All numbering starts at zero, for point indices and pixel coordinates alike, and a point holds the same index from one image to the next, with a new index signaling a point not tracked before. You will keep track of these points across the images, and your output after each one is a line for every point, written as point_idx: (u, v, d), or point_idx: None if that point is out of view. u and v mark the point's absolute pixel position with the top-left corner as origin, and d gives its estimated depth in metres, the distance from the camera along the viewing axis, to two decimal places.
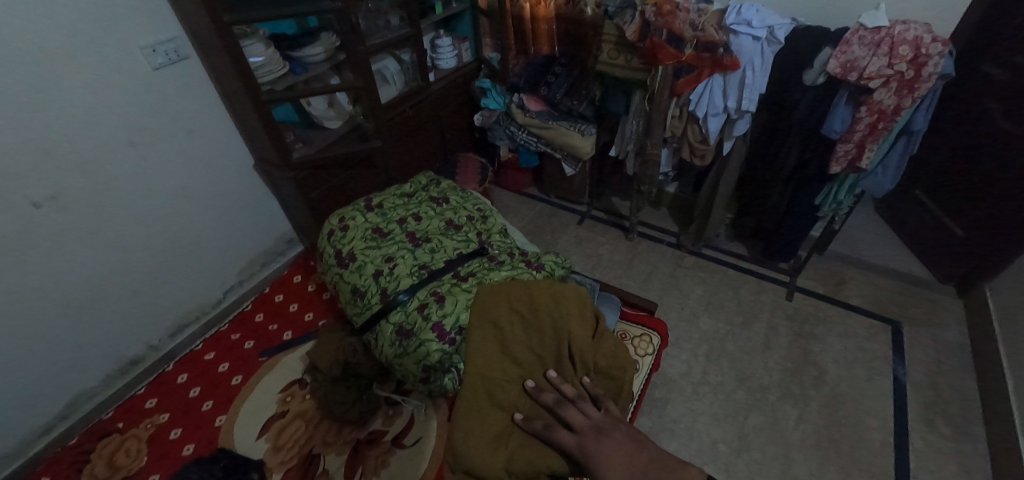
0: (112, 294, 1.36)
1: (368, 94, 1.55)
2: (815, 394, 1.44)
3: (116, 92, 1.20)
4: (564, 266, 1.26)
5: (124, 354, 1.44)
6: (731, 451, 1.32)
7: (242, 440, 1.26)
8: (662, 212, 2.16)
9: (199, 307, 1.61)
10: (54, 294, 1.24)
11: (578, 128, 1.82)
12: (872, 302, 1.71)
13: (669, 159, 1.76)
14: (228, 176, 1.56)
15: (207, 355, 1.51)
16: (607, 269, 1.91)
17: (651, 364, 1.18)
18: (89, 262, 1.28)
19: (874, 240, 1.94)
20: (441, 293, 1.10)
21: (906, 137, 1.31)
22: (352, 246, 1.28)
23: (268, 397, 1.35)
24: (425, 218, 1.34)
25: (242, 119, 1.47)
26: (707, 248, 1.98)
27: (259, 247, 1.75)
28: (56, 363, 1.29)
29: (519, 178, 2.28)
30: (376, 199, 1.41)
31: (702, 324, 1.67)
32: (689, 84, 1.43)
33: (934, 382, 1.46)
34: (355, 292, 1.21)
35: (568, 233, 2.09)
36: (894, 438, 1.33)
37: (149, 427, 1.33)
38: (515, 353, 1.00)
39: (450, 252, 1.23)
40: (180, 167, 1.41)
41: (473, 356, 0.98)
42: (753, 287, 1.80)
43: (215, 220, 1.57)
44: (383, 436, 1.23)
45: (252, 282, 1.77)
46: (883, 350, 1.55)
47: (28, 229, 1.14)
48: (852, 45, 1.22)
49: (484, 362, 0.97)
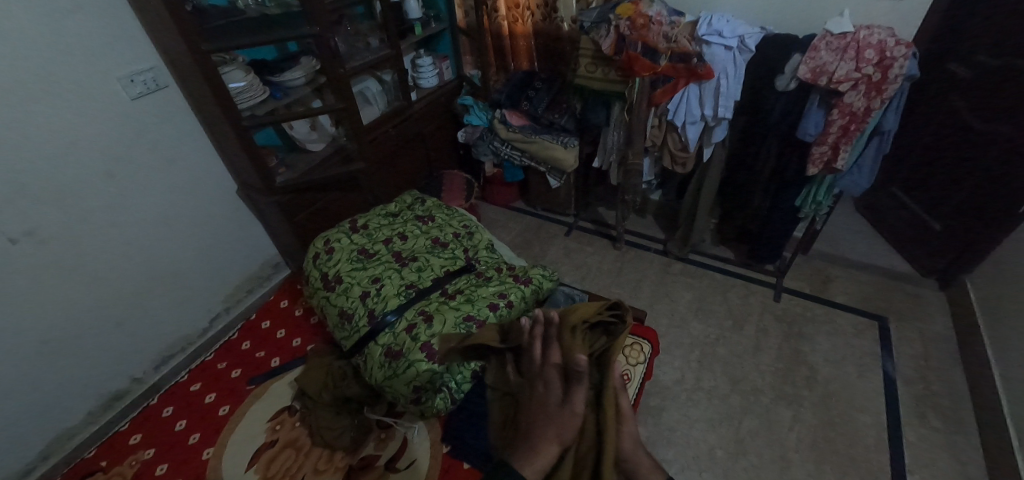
0: (93, 329, 1.33)
1: (350, 115, 1.56)
2: (808, 394, 1.45)
3: (93, 123, 1.20)
4: (552, 278, 1.26)
5: (107, 389, 1.40)
6: (729, 456, 1.32)
7: (231, 472, 1.22)
8: (648, 220, 2.18)
9: (184, 337, 1.58)
10: (33, 330, 1.21)
11: (561, 140, 1.84)
12: (859, 299, 1.73)
13: (651, 168, 1.79)
14: (210, 202, 1.55)
15: (193, 386, 1.48)
16: (597, 279, 1.91)
17: (644, 373, 1.17)
18: (68, 296, 1.26)
19: (856, 238, 1.98)
20: (429, 312, 1.10)
21: (878, 138, 1.35)
22: (338, 268, 1.27)
23: (257, 426, 1.32)
24: (410, 237, 1.34)
25: (224, 145, 1.46)
26: (694, 253, 2.00)
27: (244, 273, 1.73)
28: (36, 402, 1.25)
29: (506, 192, 2.29)
30: (361, 220, 1.41)
31: (693, 329, 1.68)
32: (666, 94, 1.48)
33: (923, 375, 1.48)
34: (342, 315, 1.20)
35: (556, 244, 2.10)
36: (888, 434, 1.34)
37: (134, 464, 1.29)
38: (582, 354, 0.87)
39: (437, 271, 1.23)
40: (161, 196, 1.40)
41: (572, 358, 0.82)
42: (741, 290, 1.82)
43: (198, 247, 1.55)
44: (376, 461, 1.20)
45: (238, 309, 1.74)
46: (872, 346, 1.57)
47: (4, 266, 1.11)
48: (820, 51, 1.26)
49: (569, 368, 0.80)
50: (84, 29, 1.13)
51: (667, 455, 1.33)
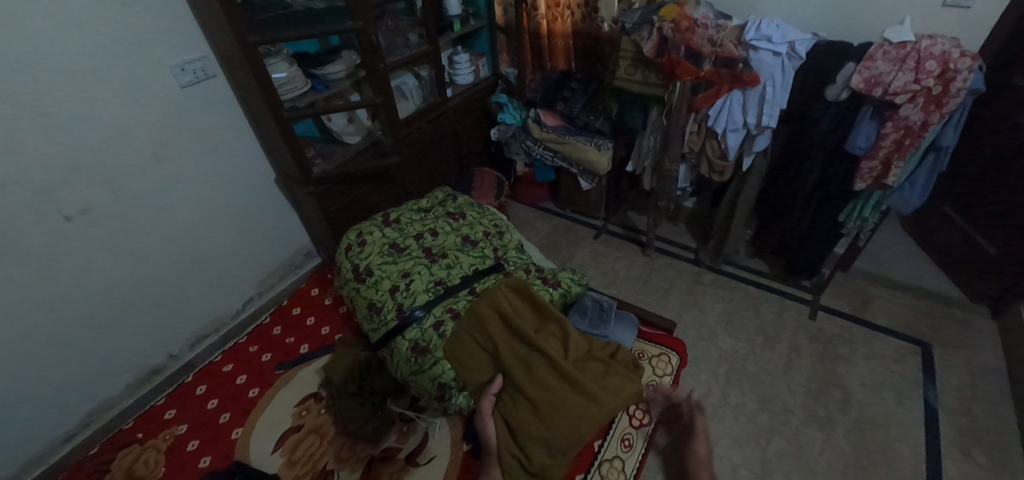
0: (134, 307, 1.39)
1: (387, 110, 1.57)
2: (841, 418, 1.38)
3: (144, 110, 1.24)
4: (580, 283, 1.28)
5: (146, 364, 1.47)
6: (754, 476, 1.27)
7: (258, 453, 1.24)
8: (680, 227, 2.13)
9: (219, 319, 1.64)
10: (82, 304, 1.27)
11: (594, 142, 1.81)
12: (901, 323, 1.65)
13: (686, 174, 1.75)
14: (249, 189, 1.59)
15: (225, 367, 1.50)
16: (624, 285, 1.88)
17: (671, 384, 1.15)
18: (114, 275, 1.32)
19: (901, 257, 1.88)
20: (458, 310, 1.11)
21: (934, 154, 1.30)
22: (369, 261, 1.28)
23: (284, 411, 1.33)
24: (441, 234, 1.35)
25: (265, 135, 1.50)
26: (727, 264, 1.94)
27: (278, 260, 1.78)
28: (81, 371, 1.32)
29: (535, 192, 2.29)
30: (393, 214, 1.43)
31: (722, 343, 1.63)
32: (707, 100, 1.41)
33: (968, 408, 1.39)
34: (371, 307, 1.20)
35: (584, 247, 2.08)
36: (926, 467, 1.26)
37: (167, 438, 1.32)
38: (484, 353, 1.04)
39: (467, 269, 1.23)
40: (203, 182, 1.44)
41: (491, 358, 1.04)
42: (775, 305, 1.76)
43: (236, 234, 1.60)
44: (397, 453, 1.17)
45: (270, 294, 1.79)
46: (913, 373, 1.49)
47: (58, 242, 1.18)
48: (876, 61, 1.20)
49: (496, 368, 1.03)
50: (140, 18, 1.17)
51: None
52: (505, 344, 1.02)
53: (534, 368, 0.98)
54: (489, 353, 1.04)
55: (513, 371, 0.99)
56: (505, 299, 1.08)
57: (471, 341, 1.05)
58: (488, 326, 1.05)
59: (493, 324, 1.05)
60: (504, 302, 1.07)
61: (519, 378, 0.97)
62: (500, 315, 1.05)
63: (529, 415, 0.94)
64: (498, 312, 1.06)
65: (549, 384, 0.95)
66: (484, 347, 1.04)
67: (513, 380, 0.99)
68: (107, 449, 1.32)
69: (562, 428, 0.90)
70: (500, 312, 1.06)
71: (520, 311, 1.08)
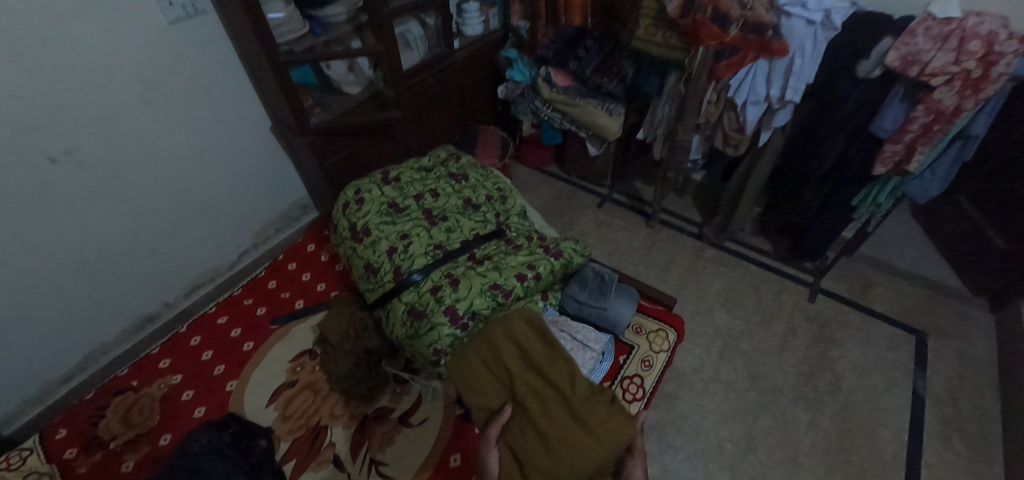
0: (127, 253, 1.36)
1: (390, 60, 1.47)
2: (829, 400, 1.41)
3: (131, 48, 1.15)
4: (582, 253, 1.25)
5: (141, 310, 1.47)
6: (738, 451, 1.30)
7: (252, 406, 1.25)
8: (686, 200, 2.08)
9: (214, 268, 1.62)
10: (74, 250, 1.25)
11: (605, 107, 1.73)
12: (899, 310, 1.64)
13: (700, 146, 1.68)
14: (244, 138, 1.52)
15: (219, 319, 1.49)
16: (625, 256, 1.86)
17: (666, 361, 1.15)
18: (106, 221, 1.28)
19: (907, 245, 1.85)
20: (456, 276, 1.07)
21: (961, 142, 1.22)
22: (367, 220, 1.24)
23: (278, 366, 1.34)
24: (442, 196, 1.31)
25: (260, 81, 1.41)
26: (730, 241, 1.91)
27: (274, 212, 1.74)
28: (77, 315, 1.31)
29: (540, 154, 2.21)
30: (393, 173, 1.37)
31: (718, 320, 1.63)
32: (730, 68, 1.34)
33: (954, 398, 1.41)
34: (368, 268, 1.18)
35: (587, 215, 2.04)
36: (906, 452, 1.30)
37: (162, 387, 1.32)
38: (490, 378, 0.93)
39: (467, 233, 1.21)
40: (195, 128, 1.37)
41: (497, 385, 0.92)
42: (775, 285, 1.74)
43: (230, 183, 1.54)
44: (390, 413, 1.20)
45: (266, 246, 1.77)
46: (905, 361, 1.50)
47: (45, 183, 1.13)
48: (917, 37, 1.12)
49: (502, 395, 0.92)
50: None
51: (674, 441, 1.33)
52: (515, 372, 0.91)
53: (547, 402, 0.87)
54: (500, 381, 0.92)
55: (525, 402, 0.88)
56: (520, 326, 0.95)
57: (477, 362, 0.94)
58: (499, 350, 0.93)
59: (504, 348, 0.93)
60: (518, 328, 0.95)
61: (531, 411, 0.87)
62: (512, 340, 0.94)
63: (540, 456, 0.84)
64: (511, 339, 0.94)
65: (563, 423, 0.85)
66: (492, 371, 0.93)
67: (522, 412, 0.88)
68: (100, 398, 1.32)
69: (570, 469, 0.81)
70: (511, 335, 0.94)
71: (535, 340, 0.95)
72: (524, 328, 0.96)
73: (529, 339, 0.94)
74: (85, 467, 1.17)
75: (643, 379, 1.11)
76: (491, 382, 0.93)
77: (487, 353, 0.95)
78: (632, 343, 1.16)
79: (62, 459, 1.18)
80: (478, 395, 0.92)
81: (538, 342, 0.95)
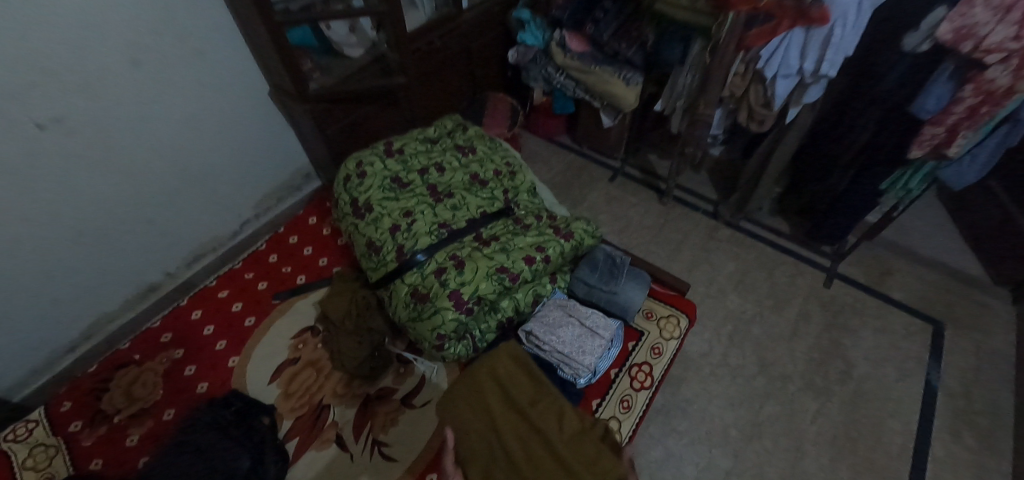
0: (125, 223, 1.33)
1: (393, 20, 1.37)
2: (838, 389, 1.38)
3: (116, 6, 1.05)
4: (594, 235, 1.18)
5: (143, 279, 1.45)
6: (743, 437, 1.29)
7: (255, 383, 1.25)
8: (702, 177, 1.99)
9: (215, 239, 1.59)
10: (71, 219, 1.21)
11: (622, 75, 1.63)
12: (917, 299, 1.59)
13: (721, 120, 1.59)
14: (240, 104, 1.45)
15: (220, 293, 1.46)
16: (636, 234, 1.80)
17: (676, 348, 1.11)
18: (102, 190, 1.24)
19: (931, 230, 1.77)
20: (461, 258, 1.03)
21: (1009, 125, 1.13)
22: (369, 195, 1.18)
23: (281, 342, 1.33)
24: (448, 171, 1.25)
25: (255, 43, 1.32)
26: (746, 221, 1.84)
27: (275, 181, 1.69)
28: (78, 285, 1.30)
29: (551, 124, 2.11)
30: (396, 144, 1.30)
31: (730, 303, 1.59)
32: (761, 37, 1.22)
33: (968, 391, 1.38)
34: (369, 246, 1.14)
35: (597, 190, 1.97)
36: (913, 444, 1.28)
37: (165, 361, 1.31)
38: (475, 419, 0.92)
39: (473, 211, 1.16)
40: (188, 93, 1.30)
41: (481, 427, 0.91)
42: (790, 269, 1.69)
43: (227, 151, 1.49)
44: (393, 394, 1.19)
45: (268, 216, 1.74)
46: (919, 352, 1.46)
47: (35, 151, 1.07)
48: (974, 6, 0.96)
49: (486, 437, 0.90)
50: None
51: (678, 425, 1.32)
52: (501, 414, 0.91)
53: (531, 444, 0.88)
54: (486, 422, 0.91)
55: (509, 444, 0.87)
56: (506, 365, 0.96)
57: (463, 403, 0.93)
58: (485, 391, 0.93)
59: (490, 388, 0.94)
60: (504, 369, 0.96)
61: (516, 453, 0.86)
62: (498, 381, 0.95)
63: None
64: (497, 379, 0.95)
65: (548, 465, 0.85)
66: (478, 411, 0.92)
67: (507, 455, 0.87)
68: (105, 370, 1.31)
69: None
70: (498, 376, 0.95)
71: (521, 380, 0.95)
72: (509, 369, 0.96)
73: (514, 379, 0.95)
74: (90, 440, 1.17)
75: (652, 368, 1.08)
76: (477, 421, 0.91)
77: (473, 394, 0.94)
78: (642, 329, 1.13)
79: (68, 431, 1.18)
80: (463, 435, 0.91)
81: (524, 381, 0.95)
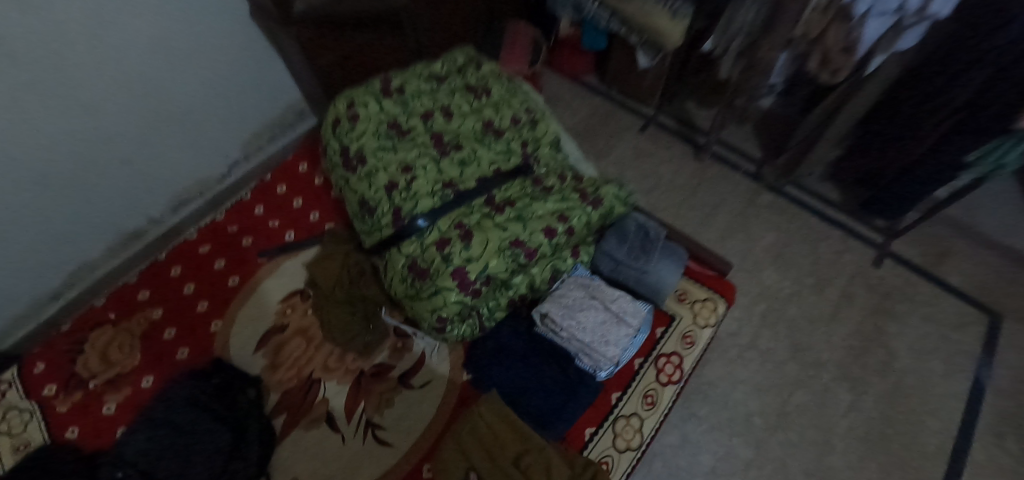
0: (93, 162, 1.16)
1: None
2: (876, 381, 1.26)
3: None
4: (626, 202, 1.03)
5: (127, 225, 1.34)
6: (766, 427, 1.20)
7: (238, 352, 1.16)
8: (747, 132, 1.74)
9: (200, 182, 1.45)
10: (30, 160, 1.03)
11: (669, 5, 1.31)
12: (978, 287, 1.41)
13: (784, 66, 1.32)
14: (221, 25, 1.19)
15: (200, 248, 1.35)
16: (665, 196, 1.62)
17: (711, 337, 0.99)
18: (63, 127, 1.05)
19: (1004, 208, 1.55)
20: (468, 228, 0.88)
21: None
22: (362, 143, 1.01)
23: (267, 307, 1.23)
24: (457, 116, 1.06)
25: None
26: (792, 186, 1.63)
27: (264, 117, 1.49)
28: (49, 230, 1.17)
29: (577, 63, 1.84)
30: (395, 81, 1.08)
31: (765, 279, 1.43)
32: None
33: (1020, 393, 1.25)
34: (363, 205, 0.98)
35: (625, 142, 1.76)
36: (952, 445, 1.18)
37: (142, 322, 1.23)
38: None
39: (485, 168, 0.99)
40: (158, 11, 1.04)
41: None
42: (837, 244, 1.51)
43: (207, 82, 1.26)
44: (389, 371, 1.10)
45: (257, 157, 1.56)
46: (971, 346, 1.32)
47: None
48: None
49: None
50: None
51: (697, 409, 1.22)
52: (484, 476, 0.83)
53: None
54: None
55: None
56: (484, 421, 0.87)
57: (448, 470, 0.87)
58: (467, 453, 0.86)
59: (471, 448, 0.86)
60: (482, 424, 0.87)
61: None
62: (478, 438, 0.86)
63: None
64: (476, 437, 0.86)
65: None
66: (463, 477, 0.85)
67: None
68: (78, 330, 1.23)
69: None
70: (478, 434, 0.87)
71: (503, 434, 0.86)
72: (490, 422, 0.87)
73: (496, 434, 0.86)
74: (65, 406, 1.12)
75: (682, 360, 0.96)
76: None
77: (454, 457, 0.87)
78: (675, 313, 1.00)
79: (41, 396, 1.13)
80: None
81: (506, 433, 0.86)
